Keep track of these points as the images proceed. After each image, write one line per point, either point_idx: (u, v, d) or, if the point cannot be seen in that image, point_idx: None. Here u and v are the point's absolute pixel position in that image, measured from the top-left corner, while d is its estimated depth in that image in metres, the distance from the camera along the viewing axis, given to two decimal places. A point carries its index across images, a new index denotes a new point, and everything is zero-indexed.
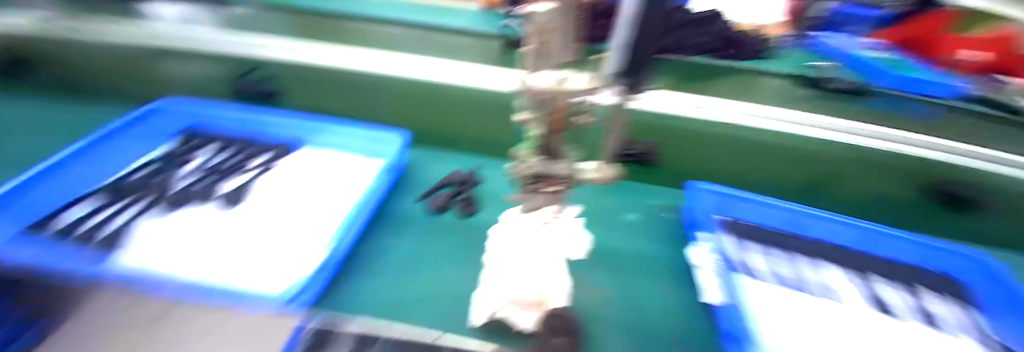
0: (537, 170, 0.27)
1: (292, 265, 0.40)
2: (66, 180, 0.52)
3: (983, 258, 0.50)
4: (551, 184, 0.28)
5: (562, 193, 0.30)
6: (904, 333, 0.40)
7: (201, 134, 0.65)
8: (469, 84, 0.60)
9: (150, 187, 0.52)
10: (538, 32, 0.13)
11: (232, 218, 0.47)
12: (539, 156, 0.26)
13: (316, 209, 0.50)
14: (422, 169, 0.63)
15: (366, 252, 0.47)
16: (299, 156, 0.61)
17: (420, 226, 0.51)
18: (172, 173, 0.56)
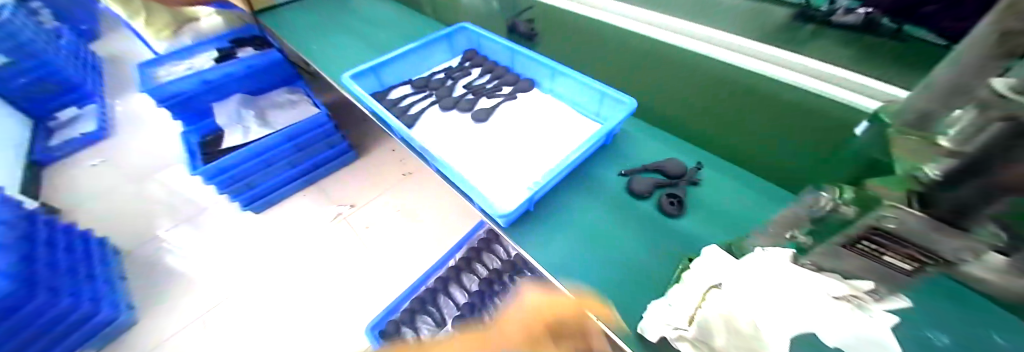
0: (895, 229, 0.19)
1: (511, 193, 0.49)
2: (403, 69, 0.76)
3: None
4: (903, 258, 0.21)
5: (907, 271, 0.22)
6: None
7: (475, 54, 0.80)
8: (761, 70, 0.41)
9: (439, 89, 0.72)
10: (977, 48, 0.17)
11: (478, 131, 0.61)
12: (918, 209, 0.19)
13: (532, 149, 0.56)
14: (636, 144, 0.57)
15: (557, 201, 0.48)
16: (532, 96, 0.68)
17: (614, 201, 0.48)
18: (453, 82, 0.74)
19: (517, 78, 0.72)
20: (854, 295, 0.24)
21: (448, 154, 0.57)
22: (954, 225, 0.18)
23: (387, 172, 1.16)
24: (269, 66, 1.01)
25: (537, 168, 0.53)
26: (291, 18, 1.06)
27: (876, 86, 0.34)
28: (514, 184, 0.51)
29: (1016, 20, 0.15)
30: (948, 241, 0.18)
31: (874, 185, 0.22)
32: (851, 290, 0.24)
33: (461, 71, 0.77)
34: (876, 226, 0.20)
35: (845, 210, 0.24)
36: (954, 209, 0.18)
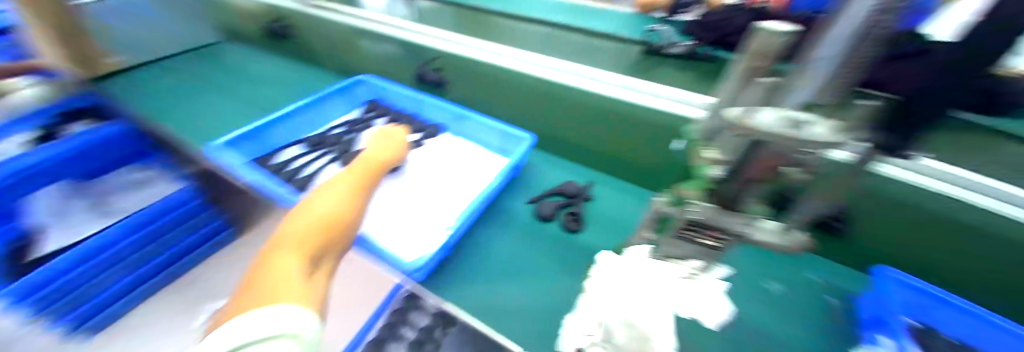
0: (702, 218, 0.26)
1: (426, 245, 0.48)
2: (292, 127, 0.72)
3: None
4: (709, 237, 0.27)
5: (717, 250, 0.28)
6: None
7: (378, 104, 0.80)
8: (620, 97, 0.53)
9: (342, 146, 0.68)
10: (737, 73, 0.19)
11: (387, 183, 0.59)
12: (710, 202, 0.25)
13: (446, 195, 0.57)
14: (539, 171, 0.63)
15: (473, 241, 0.50)
16: (440, 140, 0.70)
17: (525, 229, 0.51)
18: (356, 137, 0.72)
19: (422, 124, 0.74)
20: (693, 271, 0.30)
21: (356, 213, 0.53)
22: (725, 207, 0.25)
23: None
24: (109, 140, 0.73)
25: (450, 213, 0.54)
26: (155, 84, 0.92)
27: (696, 102, 0.46)
28: (429, 233, 0.50)
29: (761, 58, 0.17)
30: (731, 219, 0.25)
31: (680, 189, 0.29)
32: (692, 267, 0.30)
33: (362, 123, 0.75)
34: (688, 217, 0.27)
35: (670, 210, 0.30)
36: (724, 200, 0.25)
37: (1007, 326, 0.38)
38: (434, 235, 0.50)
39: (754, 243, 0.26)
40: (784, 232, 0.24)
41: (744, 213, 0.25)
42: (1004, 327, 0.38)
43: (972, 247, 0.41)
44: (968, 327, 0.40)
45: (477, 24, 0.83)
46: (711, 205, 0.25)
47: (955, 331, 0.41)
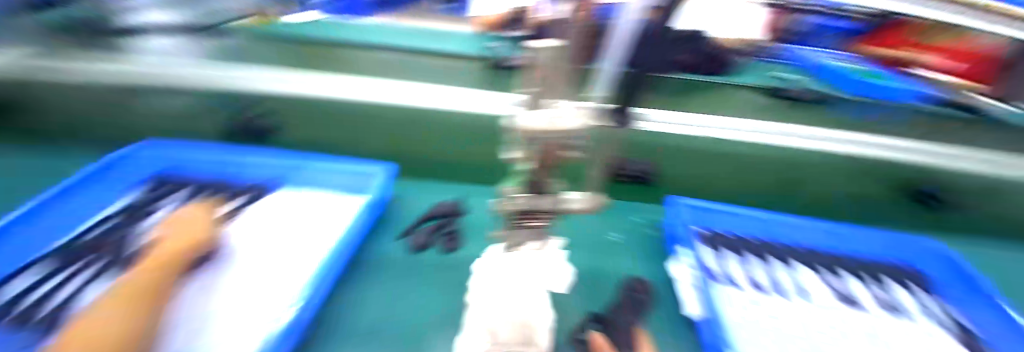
0: (527, 207, 0.30)
1: (263, 316, 0.37)
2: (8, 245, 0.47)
3: (946, 248, 0.64)
4: (539, 219, 0.32)
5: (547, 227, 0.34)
6: (846, 330, 0.48)
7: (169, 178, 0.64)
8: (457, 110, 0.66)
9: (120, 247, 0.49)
10: (529, 72, 0.13)
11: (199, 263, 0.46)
12: (527, 192, 0.30)
13: (304, 250, 0.49)
14: (402, 205, 0.64)
15: (350, 293, 0.46)
16: (268, 198, 0.61)
17: (403, 262, 0.51)
18: (146, 224, 0.53)
19: (242, 185, 0.63)
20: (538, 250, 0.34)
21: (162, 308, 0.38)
22: (541, 193, 0.30)
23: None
24: None
25: (302, 270, 0.46)
26: None
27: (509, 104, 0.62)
28: (268, 301, 0.40)
29: (557, 64, 0.12)
30: (548, 201, 0.30)
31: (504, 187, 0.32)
32: (537, 247, 0.34)
33: (145, 207, 0.57)
34: (517, 209, 0.30)
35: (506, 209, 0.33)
36: (535, 188, 0.29)
37: (740, 214, 0.65)
38: (277, 301, 0.40)
39: (569, 213, 0.33)
40: (585, 198, 0.32)
41: (551, 193, 0.30)
42: (748, 215, 0.65)
43: (695, 171, 0.74)
44: (722, 220, 0.64)
45: (304, 42, 0.79)
46: (526, 194, 0.29)
47: (725, 226, 0.64)
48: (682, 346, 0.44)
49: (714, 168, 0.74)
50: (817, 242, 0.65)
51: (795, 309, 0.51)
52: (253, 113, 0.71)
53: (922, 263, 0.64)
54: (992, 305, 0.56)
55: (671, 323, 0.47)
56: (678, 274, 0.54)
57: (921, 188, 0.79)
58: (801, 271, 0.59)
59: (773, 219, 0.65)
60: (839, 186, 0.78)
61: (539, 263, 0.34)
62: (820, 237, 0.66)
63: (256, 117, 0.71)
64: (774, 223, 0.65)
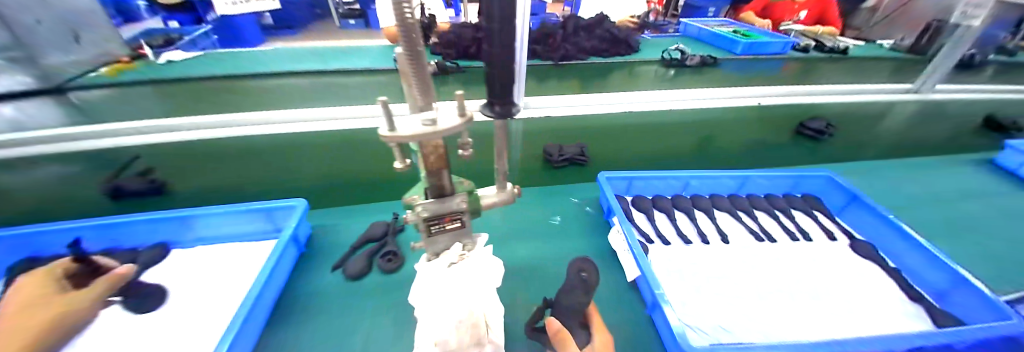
0: (430, 214, 0.29)
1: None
2: None
3: (832, 175, 0.72)
4: (451, 222, 0.31)
5: (465, 228, 0.34)
6: (753, 261, 0.56)
7: (36, 262, 0.48)
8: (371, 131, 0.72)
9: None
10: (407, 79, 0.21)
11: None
12: (429, 199, 0.29)
13: (216, 310, 0.44)
14: (330, 234, 0.60)
15: (278, 346, 0.42)
16: (172, 263, 0.50)
17: (337, 298, 0.48)
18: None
19: (133, 252, 0.51)
20: (461, 252, 0.34)
21: None
22: (445, 195, 0.30)
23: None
24: None
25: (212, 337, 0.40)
26: None
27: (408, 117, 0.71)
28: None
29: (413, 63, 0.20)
30: (450, 204, 0.29)
31: (409, 196, 0.30)
32: (459, 249, 0.34)
33: None
34: (423, 218, 0.29)
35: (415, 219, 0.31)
36: (436, 191, 0.29)
37: (670, 176, 0.67)
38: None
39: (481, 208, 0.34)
40: (494, 193, 0.33)
41: (456, 194, 0.30)
42: (680, 177, 0.68)
43: (605, 146, 0.82)
44: (647, 186, 0.67)
45: (244, 99, 0.90)
46: (428, 200, 0.28)
47: (651, 191, 0.68)
48: (625, 310, 0.47)
49: (618, 143, 0.84)
50: (725, 190, 0.72)
51: (716, 252, 0.57)
52: (148, 173, 0.68)
53: (818, 192, 0.74)
54: (870, 214, 0.65)
55: (615, 291, 0.50)
56: (616, 243, 0.55)
57: (803, 124, 0.94)
58: (720, 219, 0.66)
59: (705, 173, 0.69)
60: (734, 136, 0.91)
61: (464, 267, 0.34)
62: (731, 184, 0.72)
63: (143, 178, 0.65)
64: (694, 180, 0.69)
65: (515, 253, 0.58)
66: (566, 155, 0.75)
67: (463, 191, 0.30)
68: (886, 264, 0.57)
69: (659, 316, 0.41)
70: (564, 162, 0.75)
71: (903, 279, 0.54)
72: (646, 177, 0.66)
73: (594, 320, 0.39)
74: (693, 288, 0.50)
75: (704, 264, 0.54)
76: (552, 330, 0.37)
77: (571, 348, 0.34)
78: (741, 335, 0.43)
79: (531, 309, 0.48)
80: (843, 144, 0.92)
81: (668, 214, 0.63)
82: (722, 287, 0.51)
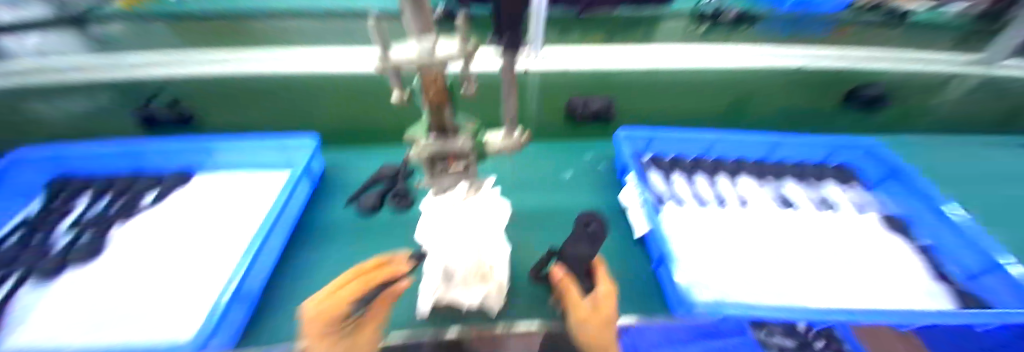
0: (429, 155, 0.26)
1: (199, 312, 0.37)
2: None
3: (876, 144, 0.67)
4: (455, 164, 0.28)
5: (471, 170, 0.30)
6: (769, 227, 0.54)
7: (69, 180, 0.52)
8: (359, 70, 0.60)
9: (15, 260, 0.41)
10: None
11: (111, 266, 0.42)
12: (430, 140, 0.25)
13: (234, 232, 0.46)
14: (342, 173, 0.61)
15: (297, 270, 0.45)
16: (194, 188, 0.53)
17: (349, 232, 0.50)
18: (46, 234, 0.45)
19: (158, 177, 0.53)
20: (466, 193, 0.32)
21: (93, 320, 0.36)
22: (446, 136, 0.25)
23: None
24: None
25: (232, 257, 0.43)
26: None
27: None
28: (201, 297, 0.38)
29: None
30: (452, 149, 0.25)
31: (411, 134, 0.27)
32: (465, 190, 0.32)
33: (49, 211, 0.48)
34: (425, 156, 0.26)
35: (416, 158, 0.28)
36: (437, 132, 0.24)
37: (697, 135, 0.64)
38: (209, 295, 0.38)
39: (488, 151, 0.30)
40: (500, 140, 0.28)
41: (459, 137, 0.25)
42: (704, 138, 0.65)
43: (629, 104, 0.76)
44: (669, 145, 0.64)
45: None
46: (428, 142, 0.25)
47: (674, 151, 0.65)
48: (630, 263, 0.46)
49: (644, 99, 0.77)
50: (752, 157, 0.68)
51: (733, 216, 0.55)
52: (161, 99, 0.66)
53: (854, 162, 0.69)
54: (911, 191, 0.61)
55: (621, 244, 0.50)
56: (627, 199, 0.54)
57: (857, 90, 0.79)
58: (741, 183, 0.63)
59: (733, 135, 0.65)
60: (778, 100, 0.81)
61: (472, 205, 0.34)
62: (759, 150, 0.68)
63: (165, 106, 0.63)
64: (721, 142, 0.65)
65: (524, 203, 0.58)
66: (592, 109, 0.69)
67: (466, 133, 0.26)
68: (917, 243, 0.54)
69: (664, 270, 0.41)
70: (588, 116, 0.71)
71: (935, 259, 0.52)
72: (668, 133, 0.63)
73: (599, 271, 0.38)
74: (704, 248, 0.49)
75: (719, 226, 0.52)
76: (555, 277, 0.38)
77: (573, 297, 0.35)
78: (746, 295, 0.43)
79: (536, 255, 0.49)
80: (894, 112, 0.83)
81: (686, 177, 0.61)
82: (733, 249, 0.49)
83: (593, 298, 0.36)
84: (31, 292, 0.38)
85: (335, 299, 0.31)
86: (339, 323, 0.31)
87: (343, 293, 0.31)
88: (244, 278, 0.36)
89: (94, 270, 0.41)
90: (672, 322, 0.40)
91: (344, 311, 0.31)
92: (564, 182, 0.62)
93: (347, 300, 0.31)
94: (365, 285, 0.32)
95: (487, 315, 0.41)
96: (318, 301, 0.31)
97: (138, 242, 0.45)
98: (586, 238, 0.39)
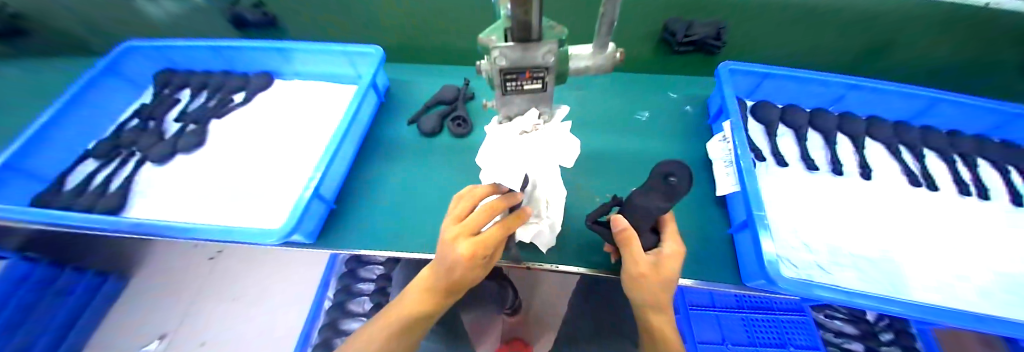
0: (505, 63, 0.20)
1: (287, 205, 0.41)
2: (59, 141, 0.49)
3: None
4: (530, 81, 0.22)
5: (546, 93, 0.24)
6: (906, 206, 0.42)
7: (172, 74, 0.58)
8: None
9: (139, 141, 0.50)
10: None
11: (218, 155, 0.48)
12: (509, 41, 0.19)
13: (309, 139, 0.49)
14: (404, 90, 0.59)
15: (364, 181, 0.48)
16: (275, 92, 0.56)
17: (411, 150, 0.51)
18: (158, 121, 0.53)
19: (243, 77, 0.57)
20: (537, 122, 0.27)
21: (209, 199, 0.43)
22: (529, 40, 0.19)
23: (178, 262, 0.82)
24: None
25: (310, 160, 0.46)
26: None
27: None
28: (287, 191, 0.43)
29: None
30: (530, 58, 0.20)
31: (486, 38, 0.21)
32: (535, 118, 0.27)
33: (161, 102, 0.55)
34: (498, 67, 0.20)
35: (486, 69, 0.22)
36: (519, 33, 0.18)
37: (820, 79, 0.47)
38: (294, 192, 0.43)
39: (569, 71, 0.24)
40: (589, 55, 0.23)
41: (544, 42, 0.19)
42: (834, 84, 0.48)
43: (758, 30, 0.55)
44: (778, 88, 0.51)
45: None
46: (505, 44, 0.19)
47: (783, 98, 0.52)
48: (703, 223, 0.43)
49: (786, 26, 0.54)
50: (898, 116, 0.50)
51: (851, 190, 0.44)
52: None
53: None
54: None
55: (695, 203, 0.45)
56: (713, 153, 0.47)
57: None
58: (869, 149, 0.48)
59: (880, 83, 0.46)
60: None
61: (536, 141, 0.28)
62: (910, 107, 0.48)
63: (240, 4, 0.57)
64: (854, 91, 0.48)
65: (587, 143, 0.52)
66: (696, 35, 0.50)
67: (552, 37, 0.19)
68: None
69: (747, 236, 0.36)
70: (689, 47, 0.52)
71: None
72: (784, 69, 0.48)
73: (666, 228, 0.35)
74: (802, 221, 0.41)
75: (828, 199, 0.43)
76: (615, 227, 0.30)
77: (636, 253, 0.30)
78: (845, 279, 0.36)
79: (594, 200, 0.46)
80: None
81: (796, 134, 0.49)
82: (842, 227, 0.40)
83: (657, 255, 0.32)
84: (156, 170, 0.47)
85: (481, 243, 0.28)
86: (478, 260, 0.29)
87: (486, 236, 0.28)
88: (320, 182, 0.39)
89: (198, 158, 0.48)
90: (740, 290, 0.37)
91: (486, 251, 0.29)
92: (636, 124, 0.54)
93: (490, 244, 0.29)
94: (501, 232, 0.29)
95: (538, 250, 0.41)
96: (461, 245, 0.27)
97: (235, 137, 0.50)
98: (662, 192, 0.29)
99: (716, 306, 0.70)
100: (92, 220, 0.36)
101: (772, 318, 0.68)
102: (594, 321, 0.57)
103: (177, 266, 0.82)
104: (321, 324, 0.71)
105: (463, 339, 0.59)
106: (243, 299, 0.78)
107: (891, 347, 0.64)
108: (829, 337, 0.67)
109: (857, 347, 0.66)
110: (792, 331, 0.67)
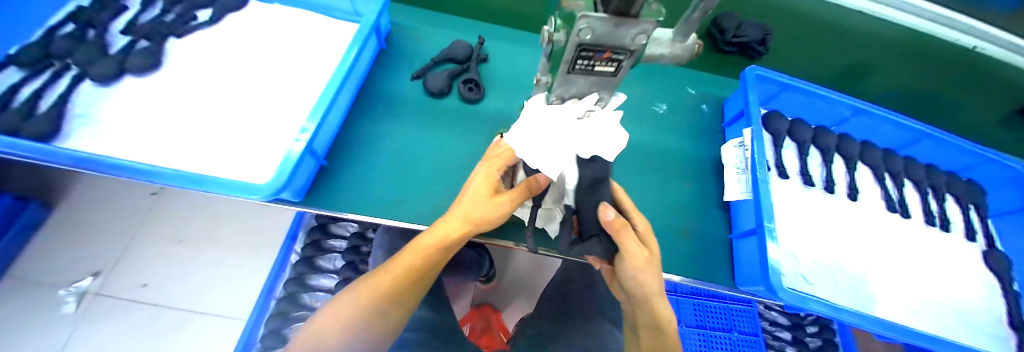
0: (590, 39, 0.16)
1: (271, 154, 0.36)
2: None
3: None
4: (604, 62, 0.19)
5: (612, 79, 0.21)
6: (878, 229, 0.46)
7: None
8: None
9: (76, 52, 0.40)
10: None
11: (178, 82, 0.40)
12: (603, 12, 0.15)
13: (296, 79, 0.42)
14: (410, 39, 0.52)
15: (361, 137, 0.43)
16: (250, 14, 0.46)
17: (415, 108, 0.46)
18: (102, 32, 0.43)
19: None
20: (591, 108, 0.24)
21: (170, 139, 0.36)
22: (627, 15, 0.15)
23: (118, 196, 0.72)
24: None
25: (298, 106, 0.40)
26: None
27: None
28: (271, 139, 0.37)
29: None
30: (617, 36, 0.16)
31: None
32: (592, 103, 0.23)
33: (102, 7, 0.44)
34: (579, 41, 0.17)
35: (557, 40, 0.19)
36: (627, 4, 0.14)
37: (838, 98, 0.48)
38: (278, 141, 0.37)
39: (642, 57, 0.21)
40: (672, 42, 0.20)
41: (642, 21, 0.16)
42: (846, 107, 0.49)
43: None
44: (792, 100, 0.51)
45: None
46: (601, 15, 0.15)
47: (794, 111, 0.53)
48: (705, 224, 0.44)
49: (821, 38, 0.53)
50: (886, 142, 0.53)
51: (839, 208, 0.47)
52: None
53: (991, 184, 0.52)
54: None
55: (700, 204, 0.46)
56: (725, 157, 0.47)
57: None
58: (861, 172, 0.50)
59: (886, 112, 0.48)
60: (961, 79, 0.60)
61: (587, 128, 0.26)
62: (899, 138, 0.51)
63: None
64: (866, 116, 0.49)
65: None
66: (745, 36, 0.48)
67: (651, 16, 0.16)
68: (1009, 282, 0.46)
69: (753, 242, 0.37)
70: (733, 48, 0.51)
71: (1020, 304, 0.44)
72: (806, 83, 0.48)
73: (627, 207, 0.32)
74: (793, 232, 0.43)
75: (819, 215, 0.45)
76: (606, 218, 0.29)
77: (628, 242, 0.28)
78: (818, 288, 0.40)
79: None
80: None
81: (798, 147, 0.50)
82: (826, 241, 0.43)
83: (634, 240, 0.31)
84: (96, 90, 0.38)
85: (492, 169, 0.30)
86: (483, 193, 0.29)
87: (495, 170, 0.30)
88: (314, 135, 0.34)
89: (152, 84, 0.40)
90: (731, 291, 0.39)
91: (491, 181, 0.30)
92: (654, 116, 0.53)
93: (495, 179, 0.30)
94: (536, 189, 0.29)
95: (547, 235, 0.40)
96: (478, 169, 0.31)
97: (200, 64, 0.42)
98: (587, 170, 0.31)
99: (676, 291, 0.75)
100: (9, 146, 0.29)
101: (722, 306, 0.75)
102: (575, 301, 0.59)
103: (118, 199, 0.72)
104: (287, 276, 0.67)
105: (445, 303, 0.58)
106: (200, 244, 0.71)
107: (814, 338, 0.74)
108: (766, 326, 0.76)
109: (786, 336, 0.76)
110: (738, 319, 0.74)
